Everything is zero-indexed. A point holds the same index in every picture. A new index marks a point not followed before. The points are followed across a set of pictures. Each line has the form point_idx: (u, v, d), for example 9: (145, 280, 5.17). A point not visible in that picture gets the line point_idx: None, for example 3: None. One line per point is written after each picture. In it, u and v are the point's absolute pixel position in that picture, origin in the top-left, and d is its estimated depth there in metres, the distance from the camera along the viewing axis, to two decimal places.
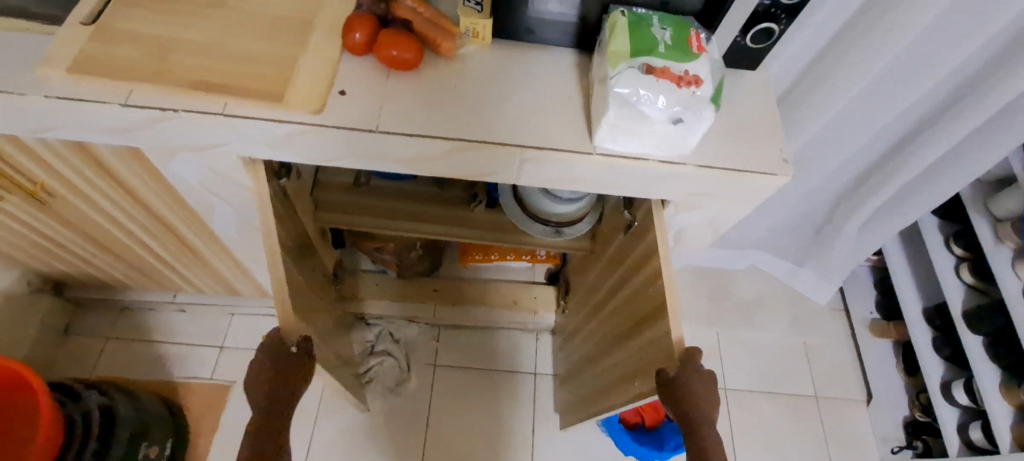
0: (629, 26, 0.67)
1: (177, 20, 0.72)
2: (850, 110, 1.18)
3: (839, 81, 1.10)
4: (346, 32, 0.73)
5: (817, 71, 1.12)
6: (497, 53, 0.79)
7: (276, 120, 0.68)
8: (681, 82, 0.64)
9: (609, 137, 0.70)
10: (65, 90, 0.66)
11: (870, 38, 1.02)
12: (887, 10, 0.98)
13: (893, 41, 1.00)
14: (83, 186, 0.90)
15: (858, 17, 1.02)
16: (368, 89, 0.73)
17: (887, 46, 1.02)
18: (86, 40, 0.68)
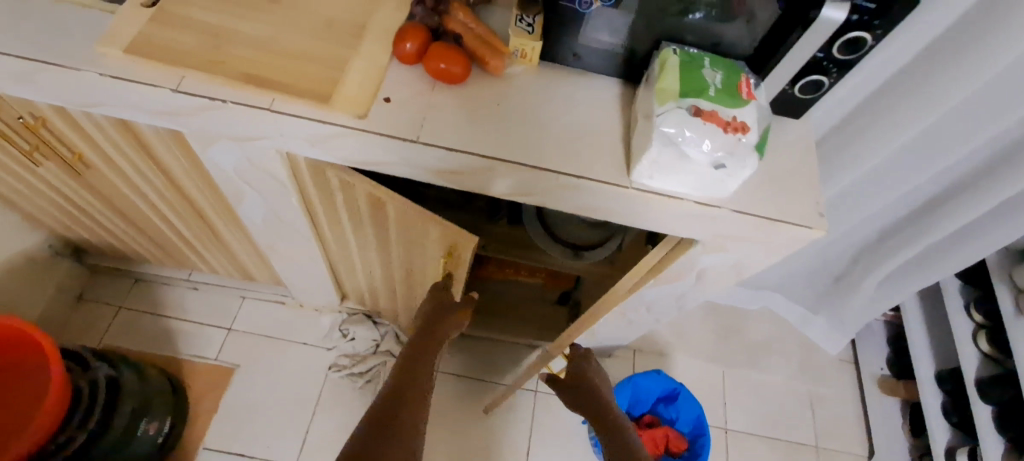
0: (681, 64, 0.67)
1: (235, 11, 0.73)
2: (881, 168, 1.18)
3: (881, 134, 1.09)
4: (398, 40, 0.74)
5: (852, 124, 1.12)
6: (543, 76, 0.79)
7: (321, 121, 0.69)
8: (728, 127, 0.63)
9: (648, 173, 0.70)
10: (120, 69, 0.67)
11: (916, 94, 1.01)
12: (934, 70, 0.97)
13: (938, 101, 0.99)
14: (120, 161, 0.92)
15: (895, 79, 1.02)
16: (413, 98, 0.73)
17: (932, 105, 1.00)
18: (145, 22, 0.69)
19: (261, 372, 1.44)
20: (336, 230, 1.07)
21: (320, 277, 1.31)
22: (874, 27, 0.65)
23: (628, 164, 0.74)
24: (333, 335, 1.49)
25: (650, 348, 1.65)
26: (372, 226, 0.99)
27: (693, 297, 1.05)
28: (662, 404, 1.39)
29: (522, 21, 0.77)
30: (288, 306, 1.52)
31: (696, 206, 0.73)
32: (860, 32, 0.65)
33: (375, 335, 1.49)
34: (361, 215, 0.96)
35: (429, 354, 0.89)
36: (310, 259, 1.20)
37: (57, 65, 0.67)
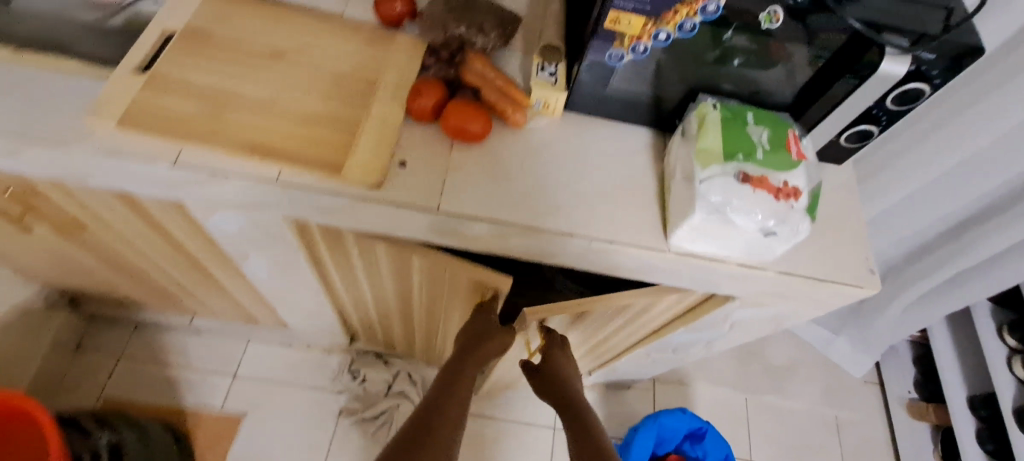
0: (722, 121, 0.62)
1: (235, 71, 0.67)
2: (910, 196, 1.13)
3: (922, 157, 1.02)
4: (412, 98, 0.68)
5: (889, 146, 1.05)
6: (569, 126, 0.73)
7: (333, 193, 0.64)
8: (780, 194, 0.58)
9: (688, 238, 0.64)
10: (112, 145, 0.62)
11: (960, 121, 0.93)
12: (981, 97, 0.90)
13: (988, 127, 0.91)
14: (117, 224, 0.86)
15: (933, 105, 0.96)
16: (429, 161, 0.68)
17: (980, 131, 0.93)
18: (138, 90, 0.63)
19: (268, 419, 1.38)
20: (345, 282, 1.01)
21: (327, 322, 1.25)
22: (933, 78, 0.59)
23: (664, 225, 0.68)
24: (343, 377, 1.43)
25: (669, 377, 1.59)
26: (386, 278, 0.93)
27: (723, 340, 1.01)
28: (688, 442, 1.35)
29: (544, 69, 0.71)
30: (294, 348, 1.46)
31: (740, 269, 0.67)
32: (916, 82, 0.59)
33: (387, 376, 1.43)
34: (374, 270, 0.91)
35: (464, 388, 0.73)
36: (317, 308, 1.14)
37: (45, 143, 0.61)
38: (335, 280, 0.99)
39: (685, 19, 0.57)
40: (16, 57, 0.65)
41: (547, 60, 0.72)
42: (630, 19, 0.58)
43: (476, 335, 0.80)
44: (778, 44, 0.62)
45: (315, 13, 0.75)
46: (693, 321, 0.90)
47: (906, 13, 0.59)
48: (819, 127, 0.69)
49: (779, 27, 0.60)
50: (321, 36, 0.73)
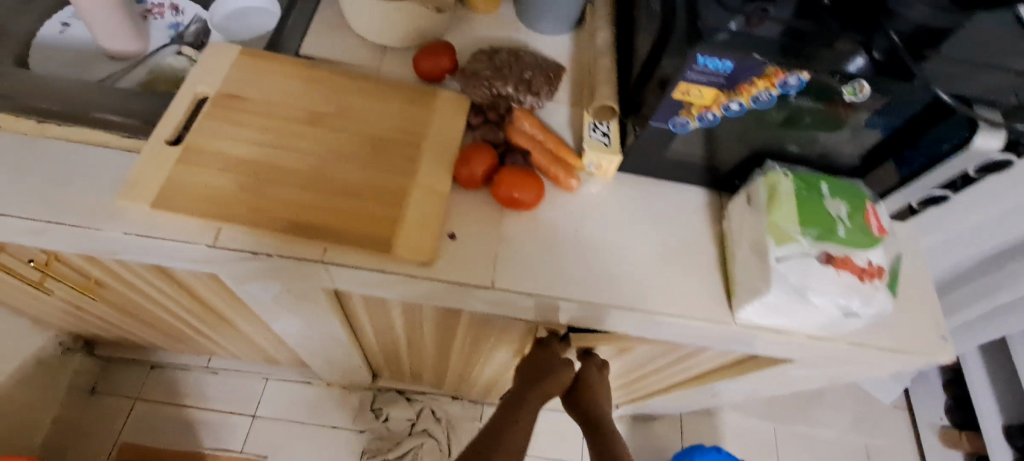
0: (796, 192, 0.58)
1: (273, 139, 0.63)
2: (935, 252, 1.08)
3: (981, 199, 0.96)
4: (462, 164, 0.65)
5: None
6: (621, 188, 0.70)
7: (381, 271, 0.61)
8: (864, 274, 0.56)
9: (758, 313, 0.61)
10: (148, 226, 0.58)
11: None
12: None
13: None
14: (141, 286, 0.82)
15: None
16: (480, 231, 0.64)
17: None
18: (173, 165, 0.60)
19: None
20: (376, 333, 0.97)
21: (349, 365, 1.21)
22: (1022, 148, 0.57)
23: (728, 296, 0.65)
24: (365, 415, 1.40)
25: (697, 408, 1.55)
26: (423, 330, 0.90)
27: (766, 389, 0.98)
28: None
29: (597, 130, 0.68)
30: (314, 386, 1.42)
31: (809, 341, 0.64)
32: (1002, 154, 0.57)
33: (409, 414, 1.39)
34: (411, 324, 0.87)
35: (522, 420, 0.68)
36: (343, 356, 1.10)
37: (74, 225, 0.57)
38: (362, 332, 0.96)
39: (761, 90, 0.55)
40: (41, 129, 0.61)
41: (600, 119, 0.69)
42: (702, 89, 0.56)
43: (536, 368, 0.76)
44: (850, 110, 0.59)
45: (351, 70, 0.72)
46: (737, 374, 0.87)
47: (994, 82, 0.55)
48: (894, 196, 0.67)
49: (860, 98, 0.57)
50: (361, 96, 0.69)
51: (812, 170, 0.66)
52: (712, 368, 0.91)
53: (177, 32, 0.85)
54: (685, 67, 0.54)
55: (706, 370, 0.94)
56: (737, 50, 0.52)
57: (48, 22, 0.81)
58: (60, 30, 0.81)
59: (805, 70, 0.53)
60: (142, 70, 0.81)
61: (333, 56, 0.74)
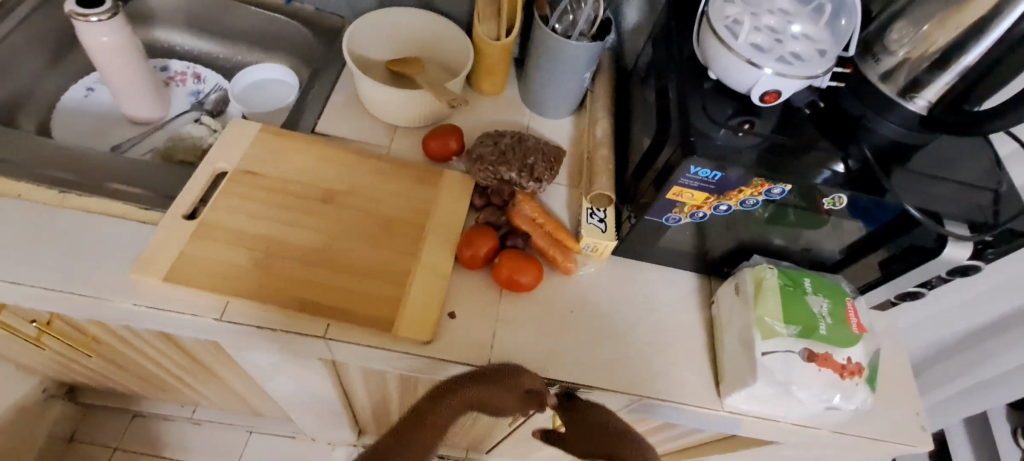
0: (780, 289, 0.62)
1: (285, 217, 0.67)
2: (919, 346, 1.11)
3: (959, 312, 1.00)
4: (466, 245, 0.68)
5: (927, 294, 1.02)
6: (616, 271, 0.73)
7: (380, 348, 0.62)
8: (845, 371, 0.59)
9: (744, 401, 0.63)
10: (158, 298, 0.60)
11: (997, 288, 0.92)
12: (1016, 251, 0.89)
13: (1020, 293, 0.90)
14: (140, 345, 0.82)
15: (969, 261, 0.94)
16: (479, 310, 0.67)
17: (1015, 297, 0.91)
18: (188, 239, 0.62)
19: None
20: (367, 395, 0.97)
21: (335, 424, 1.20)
22: (988, 255, 0.60)
23: (716, 381, 0.67)
24: None
25: None
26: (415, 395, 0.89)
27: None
28: None
29: (593, 216, 0.72)
30: (298, 440, 1.39)
31: (793, 428, 0.66)
32: (972, 261, 0.60)
33: None
34: (405, 390, 0.87)
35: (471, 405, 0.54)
36: (333, 417, 1.09)
37: (86, 296, 0.59)
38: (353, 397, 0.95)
39: (748, 196, 0.60)
40: (63, 198, 0.64)
41: (597, 205, 0.74)
42: (693, 193, 0.60)
43: (480, 387, 0.53)
44: (831, 216, 0.63)
45: (365, 149, 0.77)
46: (715, 452, 0.87)
47: (962, 198, 0.61)
48: (876, 290, 0.71)
49: (841, 208, 0.62)
50: (371, 175, 0.73)
51: (794, 263, 0.70)
52: (689, 444, 0.91)
53: (197, 99, 0.90)
54: (678, 174, 0.59)
55: (683, 445, 0.94)
56: (731, 166, 0.57)
57: (75, 87, 0.85)
58: (85, 94, 0.85)
59: (792, 185, 0.58)
60: (161, 135, 0.85)
61: (347, 133, 0.78)
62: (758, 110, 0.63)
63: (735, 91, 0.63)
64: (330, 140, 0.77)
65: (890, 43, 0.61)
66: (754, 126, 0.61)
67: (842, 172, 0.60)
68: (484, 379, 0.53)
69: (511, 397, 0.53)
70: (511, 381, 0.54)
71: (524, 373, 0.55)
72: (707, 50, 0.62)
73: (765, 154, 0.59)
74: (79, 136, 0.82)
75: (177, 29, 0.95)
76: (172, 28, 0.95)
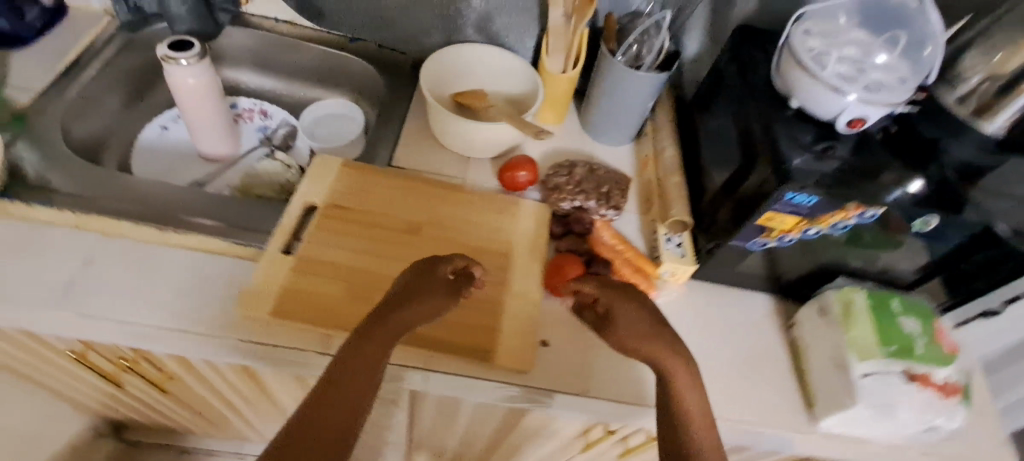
0: (871, 311, 0.63)
1: (376, 249, 0.68)
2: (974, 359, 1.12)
3: None
4: (556, 272, 0.70)
5: None
6: (694, 295, 0.75)
7: (481, 377, 0.63)
8: (943, 391, 0.60)
9: (840, 424, 0.64)
10: (263, 334, 0.61)
11: None
12: None
13: None
14: (214, 381, 0.83)
15: None
16: (569, 337, 0.68)
17: None
18: (289, 273, 0.64)
19: None
20: (429, 425, 0.96)
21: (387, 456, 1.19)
22: None
23: (806, 403, 0.68)
24: None
25: None
26: (483, 424, 0.89)
27: None
28: None
29: (672, 241, 0.74)
30: None
31: (885, 449, 0.66)
32: None
33: None
34: (474, 419, 0.87)
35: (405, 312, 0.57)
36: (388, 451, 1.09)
37: (197, 334, 0.60)
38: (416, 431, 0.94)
39: (838, 220, 0.62)
40: (162, 236, 0.65)
41: (673, 231, 0.75)
42: (785, 218, 0.62)
43: (403, 296, 0.58)
44: (912, 238, 0.65)
45: (442, 181, 0.79)
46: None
47: None
48: (956, 310, 0.72)
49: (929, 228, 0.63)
50: (452, 206, 0.75)
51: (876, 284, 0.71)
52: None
53: (265, 135, 0.93)
54: (773, 201, 0.60)
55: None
56: (826, 191, 0.59)
57: (150, 125, 0.87)
58: (160, 131, 0.87)
59: (883, 207, 0.60)
60: (235, 172, 0.87)
61: (421, 166, 0.80)
62: (840, 136, 0.64)
63: (814, 119, 0.65)
64: (407, 172, 0.79)
65: (965, 70, 0.65)
66: (837, 151, 0.63)
67: (928, 194, 0.61)
68: (411, 286, 0.58)
69: (435, 292, 0.58)
70: (429, 277, 0.59)
71: (439, 265, 0.60)
72: (787, 80, 0.64)
73: (854, 179, 0.61)
74: (157, 174, 0.84)
75: (243, 67, 0.97)
76: (237, 66, 0.97)
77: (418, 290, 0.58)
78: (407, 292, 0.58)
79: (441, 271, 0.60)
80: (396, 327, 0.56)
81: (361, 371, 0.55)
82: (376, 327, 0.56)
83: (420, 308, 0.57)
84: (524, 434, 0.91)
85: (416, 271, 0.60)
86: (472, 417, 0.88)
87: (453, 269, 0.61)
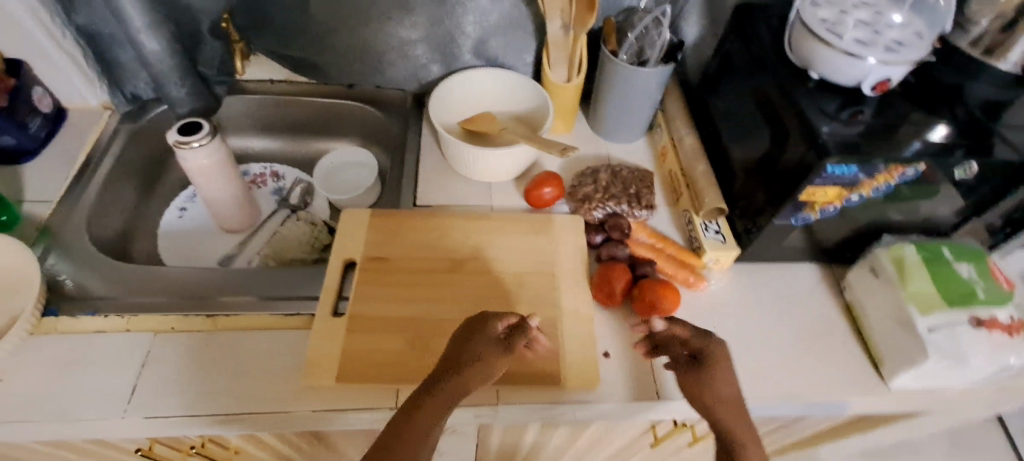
0: (923, 263, 0.64)
1: (426, 295, 0.68)
2: None
3: None
4: (603, 282, 0.70)
5: None
6: (740, 278, 0.75)
7: (554, 403, 0.63)
8: (1010, 329, 0.60)
9: (912, 379, 0.64)
10: (331, 400, 0.61)
11: None
12: None
13: None
14: (279, 451, 0.83)
15: None
16: (629, 344, 0.68)
17: None
18: (345, 334, 0.64)
19: None
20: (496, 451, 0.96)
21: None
22: None
23: (874, 365, 0.68)
24: None
25: None
26: (550, 441, 0.89)
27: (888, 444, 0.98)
28: None
29: (710, 229, 0.74)
30: None
31: (958, 395, 0.67)
32: None
33: None
34: (542, 438, 0.87)
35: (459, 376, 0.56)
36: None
37: (264, 412, 0.60)
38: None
39: (881, 183, 0.62)
40: (211, 322, 0.65)
41: (709, 218, 0.75)
42: (827, 190, 0.62)
43: (456, 361, 0.56)
44: (948, 185, 0.65)
45: (471, 213, 0.79)
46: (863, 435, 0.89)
47: None
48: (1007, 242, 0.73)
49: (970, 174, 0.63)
50: (486, 235, 0.75)
51: (921, 237, 0.71)
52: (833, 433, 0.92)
53: (281, 196, 0.92)
54: (812, 175, 0.60)
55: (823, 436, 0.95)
56: (862, 157, 0.59)
57: (168, 210, 0.88)
58: (178, 214, 0.88)
59: (925, 163, 0.60)
60: (260, 237, 0.87)
61: (447, 201, 0.80)
62: (862, 98, 0.64)
63: (834, 85, 0.65)
64: (434, 210, 0.79)
65: (971, 14, 0.67)
66: (864, 114, 0.63)
67: (960, 139, 0.61)
68: (465, 350, 0.57)
69: (487, 346, 0.58)
70: (481, 335, 0.58)
71: (490, 321, 0.60)
72: (803, 54, 0.65)
73: (887, 139, 0.61)
74: (184, 256, 0.84)
75: (247, 133, 0.97)
76: (241, 134, 0.97)
77: (473, 350, 0.57)
78: (458, 357, 0.57)
79: (493, 325, 0.60)
80: (448, 395, 0.55)
81: (407, 445, 0.52)
82: (430, 396, 0.54)
83: (473, 374, 0.56)
84: (592, 442, 0.91)
85: (468, 332, 0.59)
86: (539, 437, 0.88)
87: (504, 325, 0.60)
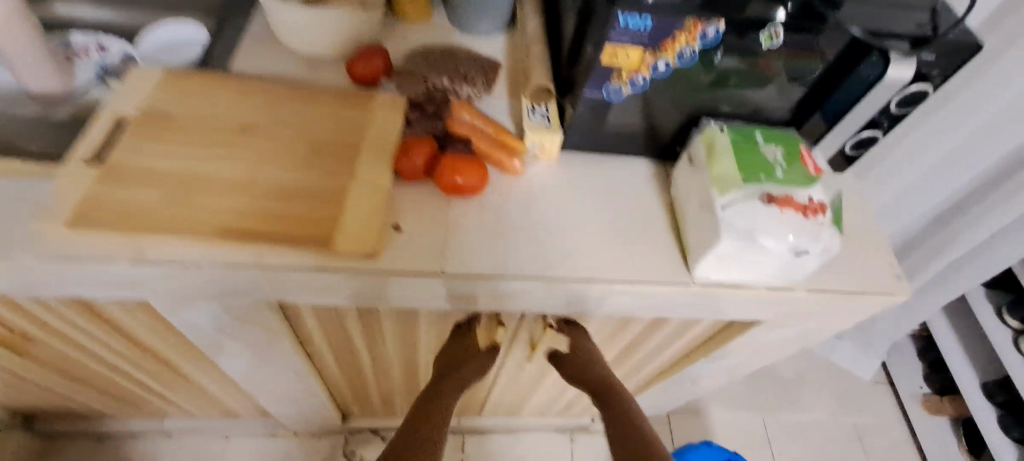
0: (731, 144, 0.60)
1: (206, 152, 0.62)
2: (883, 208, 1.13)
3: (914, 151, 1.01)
4: (403, 155, 0.65)
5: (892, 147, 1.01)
6: (566, 168, 0.70)
7: (324, 269, 0.58)
8: (806, 211, 0.56)
9: (713, 267, 0.61)
10: (61, 248, 0.56)
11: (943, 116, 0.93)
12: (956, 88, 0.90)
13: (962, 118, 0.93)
14: (73, 334, 0.77)
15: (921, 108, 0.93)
16: (427, 221, 0.63)
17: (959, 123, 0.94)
18: (91, 183, 0.58)
19: None
20: (336, 356, 0.93)
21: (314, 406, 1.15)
22: (933, 76, 0.61)
23: (682, 255, 0.65)
24: None
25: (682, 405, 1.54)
26: (385, 342, 0.86)
27: (741, 367, 0.97)
28: None
29: (536, 112, 0.69)
30: (281, 436, 1.34)
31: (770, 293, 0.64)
32: (920, 85, 0.62)
33: None
34: (372, 335, 0.83)
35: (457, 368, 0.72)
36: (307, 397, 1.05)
37: None
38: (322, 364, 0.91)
39: (684, 47, 0.57)
40: None
41: (537, 102, 0.70)
42: (628, 51, 0.58)
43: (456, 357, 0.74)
44: (776, 66, 0.61)
45: (287, 82, 0.71)
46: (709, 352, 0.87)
47: (903, 16, 0.59)
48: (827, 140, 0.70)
49: (779, 45, 0.59)
50: (292, 102, 0.68)
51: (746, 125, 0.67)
52: (685, 350, 0.90)
53: (104, 70, 0.82)
54: (608, 29, 0.56)
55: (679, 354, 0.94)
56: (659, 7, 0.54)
57: None
58: None
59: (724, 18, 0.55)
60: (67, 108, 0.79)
61: (264, 71, 0.73)
62: None
63: None
64: (245, 77, 0.71)
65: None
66: None
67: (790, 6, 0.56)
68: (461, 348, 0.75)
69: (477, 353, 0.75)
70: (466, 341, 0.76)
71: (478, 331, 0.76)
72: None
73: None
74: None
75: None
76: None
77: (460, 350, 0.75)
78: (456, 357, 0.74)
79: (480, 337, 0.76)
80: (454, 381, 0.71)
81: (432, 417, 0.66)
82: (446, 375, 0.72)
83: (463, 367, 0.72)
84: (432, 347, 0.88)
85: (465, 337, 0.77)
86: (368, 337, 0.85)
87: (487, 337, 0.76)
